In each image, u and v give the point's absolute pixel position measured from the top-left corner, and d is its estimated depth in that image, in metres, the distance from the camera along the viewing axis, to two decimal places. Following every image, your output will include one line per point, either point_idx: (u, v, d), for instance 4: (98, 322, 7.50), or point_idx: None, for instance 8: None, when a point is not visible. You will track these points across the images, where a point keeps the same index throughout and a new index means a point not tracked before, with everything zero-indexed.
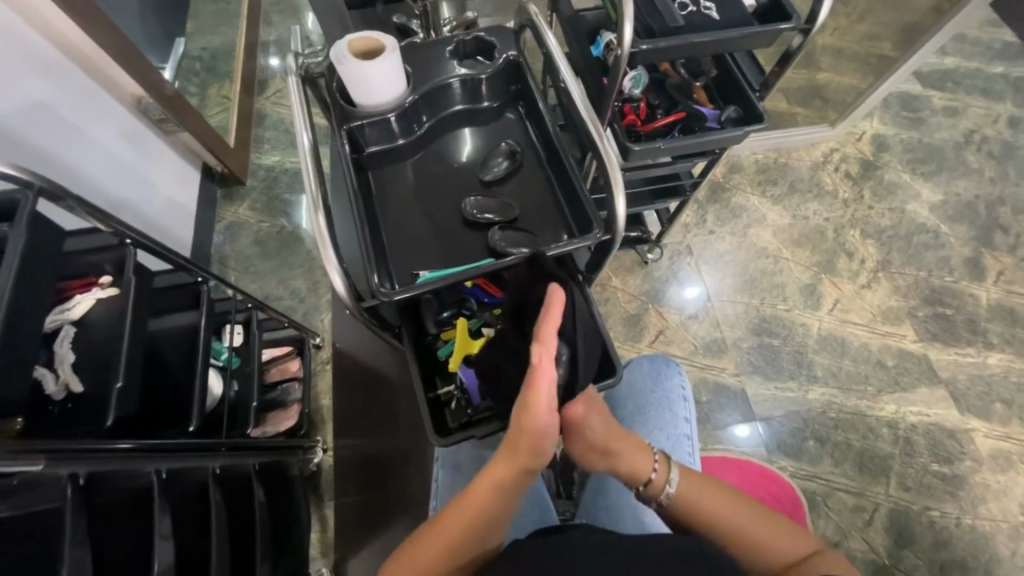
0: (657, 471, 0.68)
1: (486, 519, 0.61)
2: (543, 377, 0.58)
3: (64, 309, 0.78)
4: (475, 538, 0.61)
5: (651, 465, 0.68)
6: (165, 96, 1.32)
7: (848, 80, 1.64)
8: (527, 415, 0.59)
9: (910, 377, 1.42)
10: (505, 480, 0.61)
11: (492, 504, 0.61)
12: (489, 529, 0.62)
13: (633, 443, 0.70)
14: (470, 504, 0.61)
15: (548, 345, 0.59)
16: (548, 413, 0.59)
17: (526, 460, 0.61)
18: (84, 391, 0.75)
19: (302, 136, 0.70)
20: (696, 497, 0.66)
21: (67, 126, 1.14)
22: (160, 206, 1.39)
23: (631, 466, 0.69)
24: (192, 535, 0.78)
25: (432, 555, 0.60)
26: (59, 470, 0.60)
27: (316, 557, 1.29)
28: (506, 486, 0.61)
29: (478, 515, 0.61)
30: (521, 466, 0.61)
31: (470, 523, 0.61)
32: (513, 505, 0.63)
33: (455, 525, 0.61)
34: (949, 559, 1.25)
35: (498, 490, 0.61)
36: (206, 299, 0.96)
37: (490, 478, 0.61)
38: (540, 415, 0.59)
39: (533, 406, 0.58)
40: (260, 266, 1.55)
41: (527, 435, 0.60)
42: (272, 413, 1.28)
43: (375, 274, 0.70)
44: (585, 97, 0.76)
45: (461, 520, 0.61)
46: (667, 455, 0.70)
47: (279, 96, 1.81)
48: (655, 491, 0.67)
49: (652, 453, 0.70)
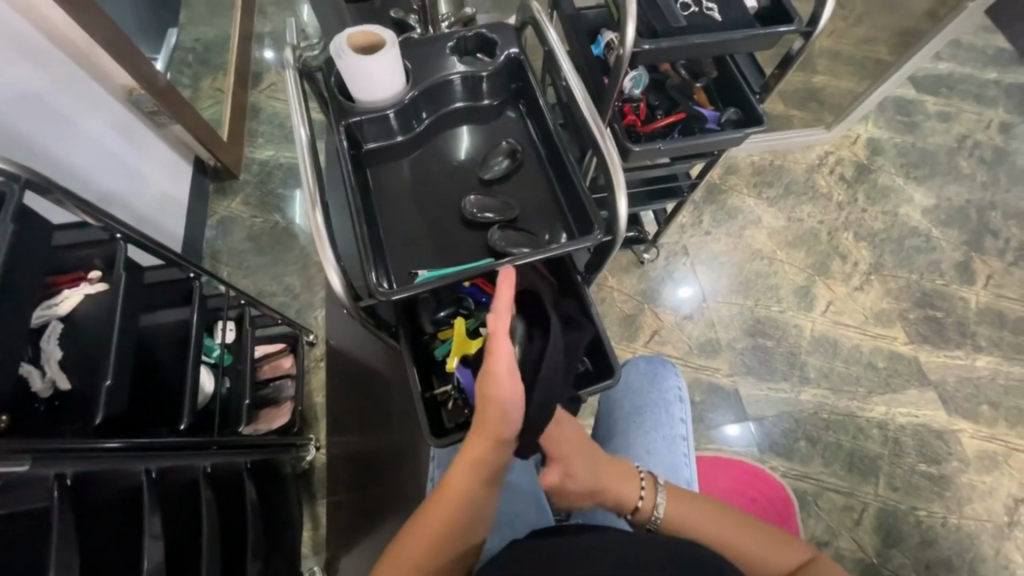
0: (643, 497, 0.69)
1: (464, 504, 0.61)
2: (500, 345, 0.62)
3: (51, 305, 0.76)
4: (458, 523, 0.61)
5: (637, 493, 0.69)
6: (157, 88, 1.30)
7: (844, 84, 1.65)
8: (490, 385, 0.61)
9: (900, 378, 1.44)
10: (479, 457, 0.62)
11: (469, 488, 0.61)
12: (473, 513, 0.62)
13: (617, 469, 0.71)
14: (447, 490, 0.61)
15: (502, 316, 0.64)
16: (510, 380, 0.61)
17: (497, 432, 0.62)
18: (71, 387, 0.73)
19: (299, 130, 0.69)
20: (689, 519, 0.66)
21: (53, 116, 1.11)
22: (150, 199, 1.37)
23: (617, 496, 0.69)
24: (182, 536, 0.77)
25: (418, 550, 0.60)
26: (45, 471, 0.59)
27: (307, 555, 1.28)
28: (480, 461, 0.62)
29: (455, 500, 0.61)
30: (493, 440, 0.62)
31: (451, 509, 0.61)
32: (490, 485, 0.63)
33: (434, 516, 0.61)
34: (935, 558, 1.27)
35: (473, 468, 0.62)
36: (198, 295, 0.94)
37: (464, 459, 0.62)
38: (501, 381, 0.61)
39: (493, 373, 0.61)
40: (253, 262, 1.53)
41: (494, 406, 0.61)
42: (265, 410, 1.27)
43: (373, 272, 0.69)
44: (587, 95, 0.75)
45: (440, 508, 0.61)
46: (653, 477, 0.71)
47: (274, 89, 1.78)
48: (643, 517, 0.68)
49: (639, 477, 0.71)
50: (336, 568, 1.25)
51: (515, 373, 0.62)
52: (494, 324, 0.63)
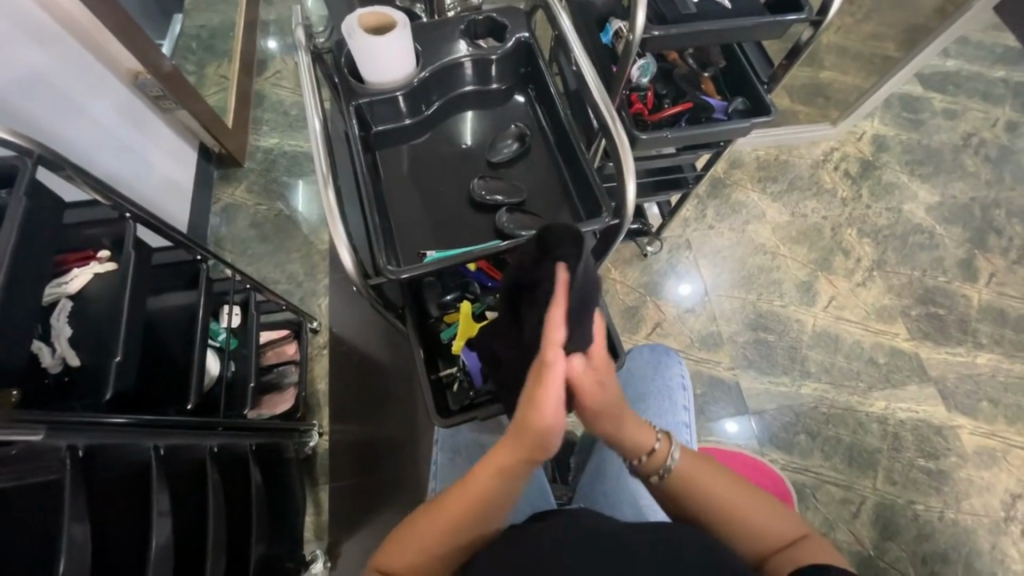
0: (659, 445, 0.67)
1: (487, 504, 0.61)
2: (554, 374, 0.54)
3: (61, 282, 0.77)
4: (473, 523, 0.61)
5: (653, 440, 0.67)
6: (163, 73, 1.30)
7: (850, 79, 1.64)
8: (530, 414, 0.56)
9: (900, 374, 1.44)
10: (507, 468, 0.60)
11: (494, 492, 0.61)
12: (490, 516, 0.62)
13: (637, 422, 0.68)
14: (467, 490, 0.61)
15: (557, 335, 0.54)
16: (557, 411, 0.56)
17: (530, 452, 0.59)
18: (80, 364, 0.74)
19: (311, 110, 0.69)
20: (693, 476, 0.65)
21: (60, 97, 1.12)
22: (156, 183, 1.37)
23: (635, 441, 0.67)
24: (187, 515, 0.77)
25: (428, 536, 0.61)
26: (58, 442, 0.60)
27: (310, 540, 1.27)
28: (507, 474, 0.61)
29: (476, 499, 0.61)
30: (524, 458, 0.59)
31: (464, 509, 0.61)
32: (515, 497, 0.62)
33: (456, 504, 0.61)
34: (931, 551, 1.28)
35: (499, 478, 0.61)
36: (205, 278, 0.95)
37: (494, 463, 0.60)
38: (546, 414, 0.56)
39: (539, 401, 0.55)
40: (257, 249, 1.53)
41: (531, 432, 0.57)
42: (268, 395, 1.28)
43: (382, 254, 0.70)
44: (597, 78, 0.75)
45: (464, 501, 0.61)
46: (669, 434, 0.69)
47: (279, 78, 1.77)
48: (657, 463, 0.66)
49: (654, 430, 0.69)
50: (338, 552, 1.25)
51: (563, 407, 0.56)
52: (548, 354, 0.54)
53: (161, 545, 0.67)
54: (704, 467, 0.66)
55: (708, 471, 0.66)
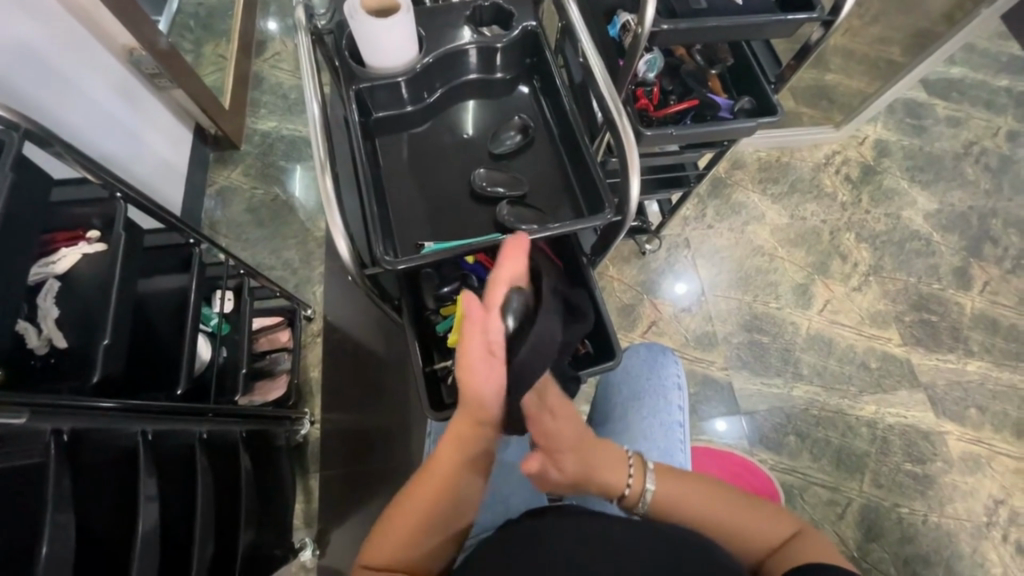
0: (631, 483, 0.67)
1: (450, 483, 0.62)
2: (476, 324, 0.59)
3: (49, 262, 0.76)
4: (440, 506, 0.61)
5: (625, 481, 0.67)
6: (159, 50, 1.26)
7: (855, 83, 1.64)
8: (465, 368, 0.60)
9: (891, 379, 1.45)
10: (463, 440, 0.63)
11: (454, 468, 0.62)
12: (457, 494, 0.62)
13: (605, 451, 0.69)
14: (432, 472, 0.62)
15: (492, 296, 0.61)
16: (483, 362, 0.59)
17: (476, 418, 0.62)
18: (67, 346, 0.73)
19: (310, 93, 0.67)
20: (678, 496, 0.65)
21: (51, 70, 1.09)
22: (149, 162, 1.35)
23: (604, 480, 0.68)
24: (176, 501, 0.76)
25: (403, 526, 0.60)
26: (43, 426, 0.59)
27: (299, 527, 1.27)
28: (465, 446, 0.63)
29: (440, 481, 0.62)
30: (473, 424, 0.62)
31: (432, 497, 0.61)
32: (478, 470, 0.64)
33: (425, 493, 0.62)
34: (913, 554, 1.29)
35: (459, 451, 0.63)
36: (198, 262, 0.93)
37: (450, 438, 0.63)
38: (474, 364, 0.59)
39: (467, 352, 0.59)
40: (252, 234, 1.51)
41: (470, 392, 0.61)
42: (259, 382, 1.26)
43: (379, 243, 0.69)
44: (605, 71, 0.73)
45: (428, 486, 0.62)
46: (642, 461, 0.69)
47: (278, 59, 1.74)
48: (632, 503, 0.67)
49: (627, 460, 0.69)
50: (327, 541, 1.24)
51: (489, 355, 0.60)
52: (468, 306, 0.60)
53: (148, 529, 0.66)
54: (685, 484, 0.66)
55: (692, 488, 0.66)
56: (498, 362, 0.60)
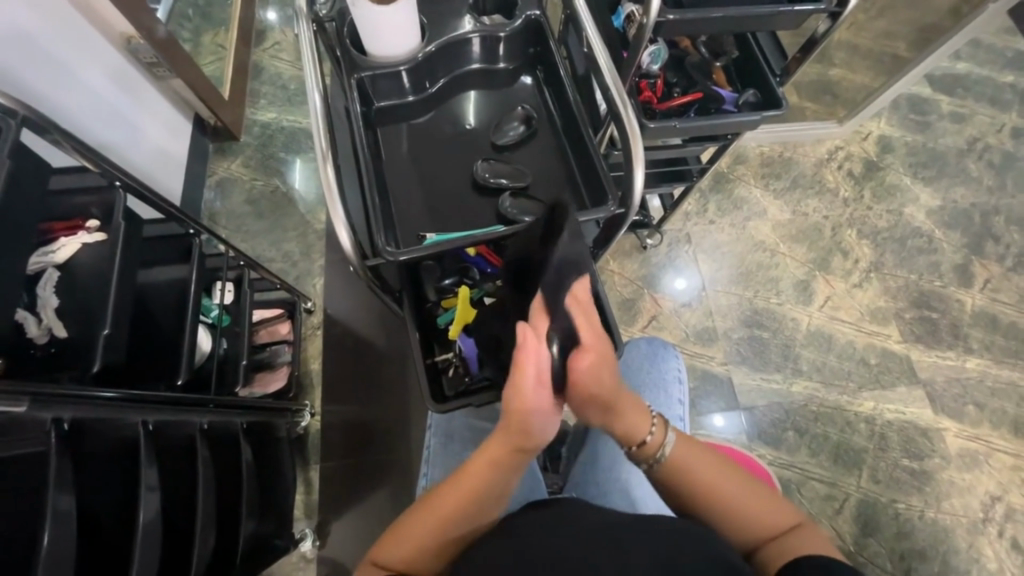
0: (653, 433, 0.66)
1: (481, 498, 0.62)
2: (530, 355, 0.58)
3: (48, 251, 0.75)
4: (466, 517, 0.62)
5: (648, 429, 0.66)
6: (157, 39, 1.25)
7: (859, 78, 1.62)
8: (514, 394, 0.59)
9: (890, 375, 1.46)
10: (500, 459, 0.62)
11: (487, 483, 0.62)
12: (484, 507, 0.63)
13: (637, 401, 0.67)
14: (462, 484, 0.62)
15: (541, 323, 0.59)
16: (539, 393, 0.58)
17: (520, 441, 0.61)
18: (67, 336, 0.72)
19: (311, 81, 0.66)
20: (689, 462, 0.65)
21: (48, 57, 1.07)
22: (148, 152, 1.34)
23: (626, 429, 0.66)
24: (177, 491, 0.77)
25: (427, 531, 0.62)
26: (43, 414, 0.59)
27: (299, 518, 1.27)
28: (499, 462, 0.62)
29: (469, 494, 0.62)
30: (514, 446, 0.61)
31: (457, 504, 0.62)
32: (510, 487, 0.64)
33: (453, 500, 0.62)
34: (909, 549, 1.30)
35: (493, 467, 0.62)
36: (197, 252, 0.93)
37: (487, 456, 0.62)
38: (526, 395, 0.58)
39: (520, 385, 0.58)
40: (251, 226, 1.50)
41: (518, 418, 0.59)
42: (260, 374, 1.26)
43: (380, 234, 0.68)
44: (610, 60, 0.72)
45: (457, 497, 0.62)
46: (666, 418, 0.67)
47: (277, 49, 1.72)
48: (648, 453, 0.65)
49: (651, 416, 0.67)
50: (327, 532, 1.25)
51: (543, 387, 0.59)
52: (520, 339, 0.58)
53: (148, 518, 0.66)
54: (699, 453, 0.66)
55: (705, 458, 0.66)
56: (548, 390, 0.59)
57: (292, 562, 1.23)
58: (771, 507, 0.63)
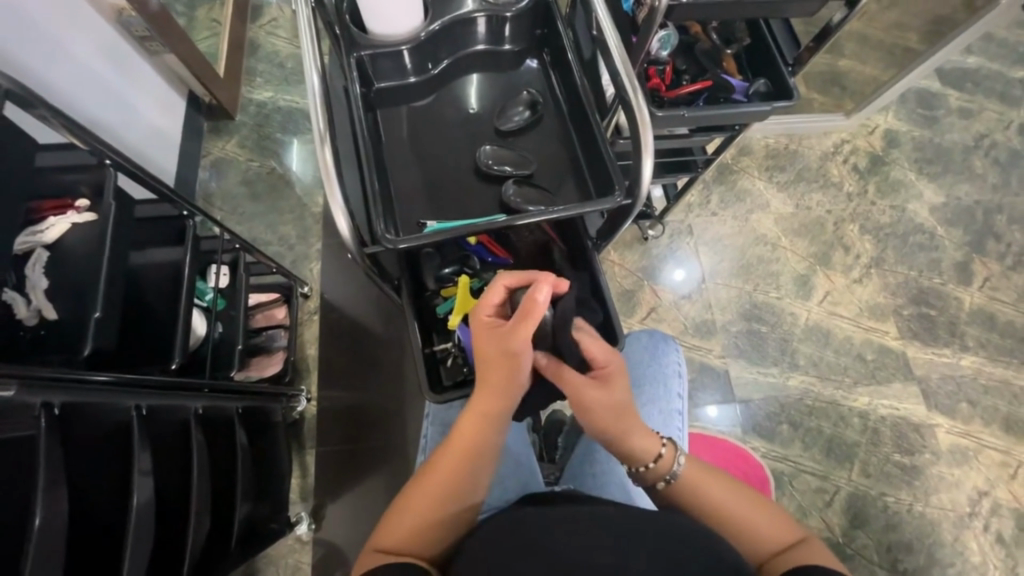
0: (664, 451, 0.67)
1: (473, 452, 0.63)
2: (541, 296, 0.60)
3: (36, 231, 0.73)
4: (461, 477, 0.63)
5: (659, 446, 0.67)
6: (149, 12, 1.21)
7: (868, 70, 1.59)
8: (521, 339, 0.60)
9: (886, 372, 1.46)
10: (489, 412, 0.63)
11: (478, 438, 0.63)
12: (475, 470, 0.64)
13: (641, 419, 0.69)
14: (453, 444, 0.64)
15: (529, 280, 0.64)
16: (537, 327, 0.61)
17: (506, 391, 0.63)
18: (57, 318, 0.71)
19: (309, 60, 0.63)
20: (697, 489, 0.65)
21: (37, 28, 1.04)
22: (141, 130, 1.30)
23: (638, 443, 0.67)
24: (173, 475, 0.76)
25: (425, 499, 0.62)
26: (32, 399, 0.58)
27: (295, 501, 1.27)
28: (488, 419, 0.63)
29: (463, 452, 0.63)
30: (502, 396, 0.63)
31: (453, 463, 0.63)
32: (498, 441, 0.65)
33: (448, 459, 0.63)
34: (896, 541, 1.32)
35: (483, 422, 0.63)
36: (191, 235, 0.91)
37: (475, 410, 0.63)
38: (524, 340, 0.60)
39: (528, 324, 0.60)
40: (247, 208, 1.48)
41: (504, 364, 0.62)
42: (256, 358, 1.26)
43: (380, 220, 0.66)
44: (620, 45, 0.70)
45: (451, 456, 0.63)
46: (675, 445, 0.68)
47: (274, 26, 1.67)
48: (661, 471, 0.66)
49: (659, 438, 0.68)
50: (323, 516, 1.25)
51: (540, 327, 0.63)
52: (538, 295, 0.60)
53: (142, 503, 0.65)
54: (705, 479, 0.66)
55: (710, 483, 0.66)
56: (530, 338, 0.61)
57: (287, 544, 1.24)
58: (778, 522, 0.64)
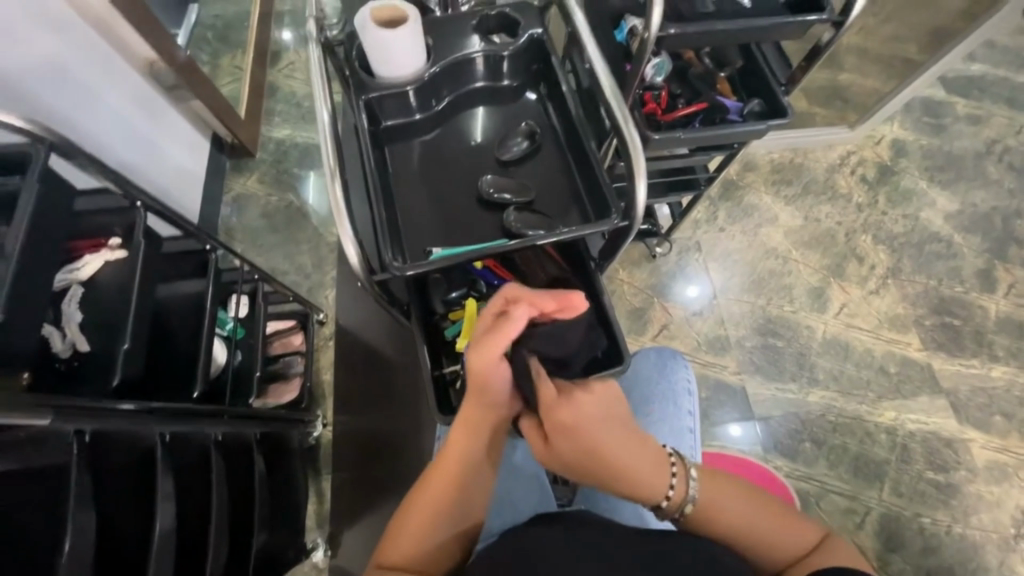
0: (674, 487, 0.64)
1: (464, 464, 0.66)
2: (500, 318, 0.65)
3: (73, 269, 0.79)
4: (456, 491, 0.65)
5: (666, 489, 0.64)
6: (178, 63, 1.31)
7: (869, 82, 1.60)
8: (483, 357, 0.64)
9: (911, 385, 1.42)
10: (476, 423, 0.67)
11: (467, 450, 0.67)
12: (468, 482, 0.66)
13: (647, 457, 0.65)
14: (445, 457, 0.67)
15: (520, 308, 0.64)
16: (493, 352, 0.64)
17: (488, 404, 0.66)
18: (90, 350, 0.75)
19: (321, 105, 0.68)
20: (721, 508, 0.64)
21: (78, 85, 1.14)
22: (169, 172, 1.39)
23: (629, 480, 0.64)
24: (194, 501, 0.78)
25: (423, 515, 0.64)
26: (65, 426, 0.61)
27: (311, 528, 1.28)
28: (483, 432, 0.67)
29: (455, 466, 0.66)
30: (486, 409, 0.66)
31: (446, 478, 0.66)
32: (488, 452, 0.68)
33: (442, 475, 0.66)
34: (936, 566, 1.25)
35: (472, 433, 0.67)
36: (213, 268, 0.96)
37: (463, 423, 0.67)
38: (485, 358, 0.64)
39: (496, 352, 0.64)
40: (266, 239, 1.54)
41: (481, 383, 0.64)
42: (274, 385, 1.29)
43: (387, 249, 0.70)
44: (612, 77, 0.73)
45: (444, 472, 0.66)
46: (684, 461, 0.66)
47: (292, 69, 1.78)
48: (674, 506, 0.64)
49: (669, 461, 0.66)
50: (339, 543, 1.26)
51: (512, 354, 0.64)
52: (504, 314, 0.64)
53: (164, 529, 0.67)
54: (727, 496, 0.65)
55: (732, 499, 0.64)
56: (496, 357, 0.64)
57: (305, 570, 1.25)
58: (796, 527, 0.64)
